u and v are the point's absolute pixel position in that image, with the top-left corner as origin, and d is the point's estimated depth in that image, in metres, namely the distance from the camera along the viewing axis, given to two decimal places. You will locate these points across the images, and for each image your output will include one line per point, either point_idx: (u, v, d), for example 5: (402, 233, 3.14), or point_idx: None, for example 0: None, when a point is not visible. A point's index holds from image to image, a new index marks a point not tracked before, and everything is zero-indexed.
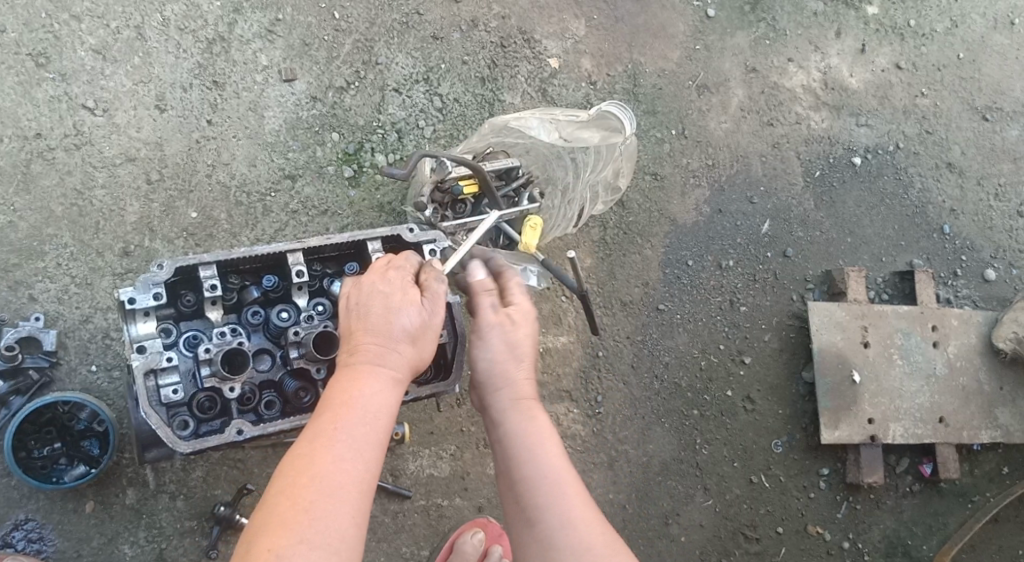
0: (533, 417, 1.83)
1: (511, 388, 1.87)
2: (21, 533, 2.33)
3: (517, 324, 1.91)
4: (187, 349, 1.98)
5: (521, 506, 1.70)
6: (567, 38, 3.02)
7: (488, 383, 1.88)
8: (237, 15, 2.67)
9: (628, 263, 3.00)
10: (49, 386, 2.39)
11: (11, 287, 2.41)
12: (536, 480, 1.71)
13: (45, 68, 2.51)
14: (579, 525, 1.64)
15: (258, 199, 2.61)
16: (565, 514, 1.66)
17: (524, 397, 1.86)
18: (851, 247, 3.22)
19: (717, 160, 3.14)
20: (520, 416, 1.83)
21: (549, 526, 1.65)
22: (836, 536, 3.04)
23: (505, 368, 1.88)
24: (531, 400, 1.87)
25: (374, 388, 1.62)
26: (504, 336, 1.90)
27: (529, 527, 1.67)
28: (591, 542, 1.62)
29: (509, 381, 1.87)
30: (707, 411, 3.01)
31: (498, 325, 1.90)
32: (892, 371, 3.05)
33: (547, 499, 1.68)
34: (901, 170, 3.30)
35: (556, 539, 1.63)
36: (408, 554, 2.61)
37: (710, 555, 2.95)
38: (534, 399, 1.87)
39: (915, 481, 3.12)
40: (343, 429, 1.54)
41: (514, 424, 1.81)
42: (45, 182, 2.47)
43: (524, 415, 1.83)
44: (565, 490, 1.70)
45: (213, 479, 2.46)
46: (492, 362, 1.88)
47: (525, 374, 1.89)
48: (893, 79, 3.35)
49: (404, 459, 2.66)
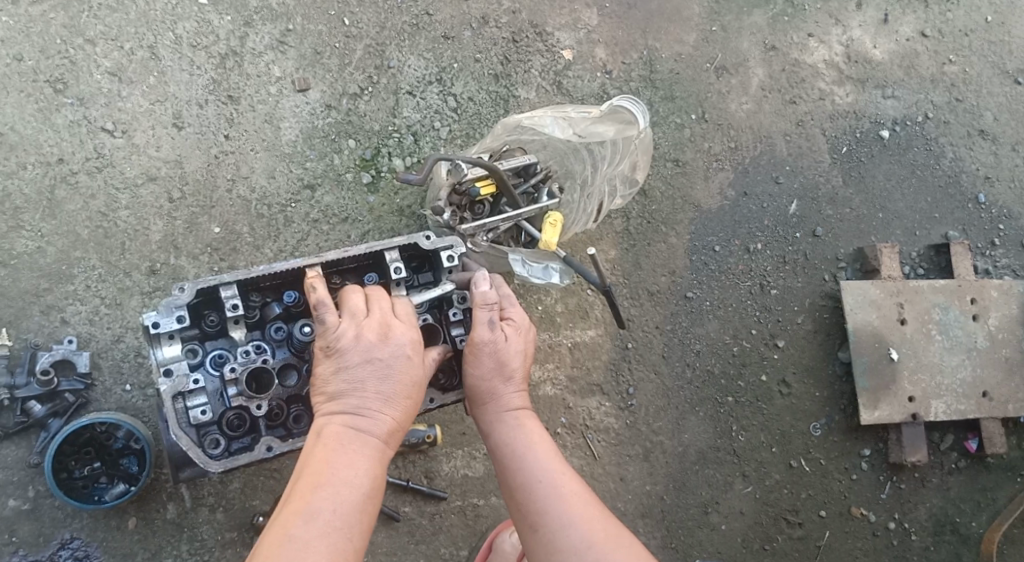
0: (526, 428, 1.98)
1: (506, 405, 2.00)
2: (68, 552, 2.38)
3: (515, 342, 2.02)
4: (214, 368, 2.02)
5: (525, 512, 1.84)
6: (580, 28, 2.98)
7: (483, 400, 2.00)
8: (248, 28, 2.68)
9: (654, 252, 2.96)
10: (86, 407, 2.43)
11: (44, 311, 2.46)
12: (534, 489, 1.86)
13: (62, 94, 2.54)
14: (579, 523, 1.77)
15: (279, 211, 2.63)
16: (562, 513, 1.80)
17: (518, 410, 2.01)
18: (882, 222, 3.14)
19: (739, 142, 3.09)
20: (515, 428, 1.97)
21: (551, 528, 1.79)
22: (881, 517, 2.98)
23: (499, 386, 2.00)
24: (524, 412, 2.01)
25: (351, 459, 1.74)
26: (505, 355, 2.00)
27: (533, 531, 1.81)
28: (591, 537, 1.75)
29: (503, 399, 2.00)
30: (742, 397, 2.97)
31: (502, 344, 1.99)
32: (932, 348, 2.97)
33: (547, 504, 1.82)
34: (931, 140, 3.21)
35: (558, 537, 1.77)
36: (447, 554, 2.62)
37: (752, 543, 2.91)
38: (526, 411, 2.02)
39: (961, 457, 3.04)
40: (320, 496, 1.65)
41: (511, 439, 1.95)
42: (70, 207, 2.51)
43: (519, 430, 1.97)
44: (561, 494, 1.83)
45: (250, 490, 2.49)
46: (484, 378, 1.98)
47: (517, 389, 2.02)
48: (918, 48, 3.26)
49: (438, 461, 2.66)
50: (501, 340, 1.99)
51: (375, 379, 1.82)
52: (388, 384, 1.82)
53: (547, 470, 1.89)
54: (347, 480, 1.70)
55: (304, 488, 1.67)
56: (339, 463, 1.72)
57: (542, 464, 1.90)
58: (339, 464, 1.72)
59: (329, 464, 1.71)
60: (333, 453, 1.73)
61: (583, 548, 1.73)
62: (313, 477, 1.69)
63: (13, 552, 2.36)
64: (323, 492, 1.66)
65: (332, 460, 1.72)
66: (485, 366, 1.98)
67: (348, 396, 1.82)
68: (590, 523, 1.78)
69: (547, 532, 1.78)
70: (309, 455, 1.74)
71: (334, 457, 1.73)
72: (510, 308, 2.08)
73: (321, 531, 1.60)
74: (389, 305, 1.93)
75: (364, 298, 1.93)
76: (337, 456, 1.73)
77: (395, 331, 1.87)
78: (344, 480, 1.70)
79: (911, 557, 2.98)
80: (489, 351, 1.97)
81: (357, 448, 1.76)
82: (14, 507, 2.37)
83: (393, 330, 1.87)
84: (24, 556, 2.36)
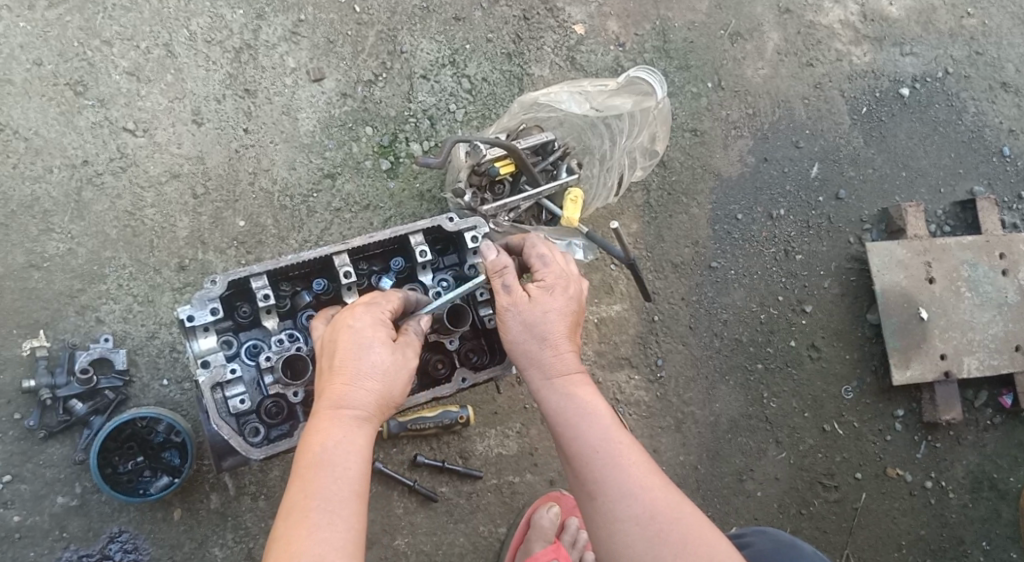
0: (577, 393, 1.91)
1: (553, 370, 1.94)
2: (117, 545, 2.43)
3: (551, 304, 1.96)
4: (250, 358, 2.05)
5: (582, 481, 1.80)
6: (590, 2, 2.96)
7: (528, 364, 1.95)
8: (261, 21, 2.69)
9: (676, 223, 2.95)
10: (125, 403, 2.47)
11: (79, 312, 2.49)
12: (590, 459, 1.80)
13: (83, 96, 2.57)
14: (639, 495, 1.75)
15: (302, 201, 2.65)
16: (619, 483, 1.76)
17: (563, 375, 1.94)
18: (906, 181, 3.10)
19: (758, 108, 3.05)
20: (564, 394, 1.91)
21: (609, 502, 1.76)
22: (918, 476, 2.97)
23: (541, 351, 1.94)
24: (573, 373, 1.94)
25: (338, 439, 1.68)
26: (538, 319, 1.95)
27: (592, 499, 1.79)
28: (651, 508, 1.73)
29: (551, 364, 1.93)
30: (772, 363, 2.96)
31: (529, 306, 1.96)
32: (962, 305, 2.94)
33: (604, 474, 1.78)
34: (952, 95, 3.16)
35: (617, 509, 1.74)
36: (485, 533, 2.64)
37: (789, 508, 2.92)
38: (577, 373, 1.95)
39: (996, 414, 3.02)
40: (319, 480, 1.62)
41: (561, 407, 1.89)
42: (98, 208, 2.54)
43: (568, 396, 1.91)
44: (618, 465, 1.79)
45: (290, 477, 2.53)
46: (523, 341, 1.95)
47: (563, 351, 1.95)
48: (936, 2, 3.21)
49: (472, 441, 2.68)
50: (528, 304, 1.96)
51: (347, 358, 1.77)
52: (357, 361, 1.77)
53: (600, 439, 1.83)
54: (339, 457, 1.66)
55: (300, 473, 1.63)
56: (328, 441, 1.67)
57: (595, 433, 1.84)
58: (329, 440, 1.67)
59: (319, 444, 1.67)
60: (320, 433, 1.69)
61: (645, 520, 1.72)
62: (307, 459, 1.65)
63: (64, 547, 2.41)
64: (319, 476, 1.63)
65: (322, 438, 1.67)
66: (516, 332, 1.95)
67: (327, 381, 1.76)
68: (650, 492, 1.75)
69: (607, 503, 1.76)
70: (301, 443, 1.70)
71: (324, 435, 1.68)
72: (540, 269, 2.04)
73: (318, 513, 1.57)
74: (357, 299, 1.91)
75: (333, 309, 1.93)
76: (328, 434, 1.68)
77: (348, 316, 1.83)
78: (335, 458, 1.65)
79: (949, 515, 2.96)
80: (516, 315, 1.96)
81: (345, 424, 1.71)
82: (62, 504, 2.42)
83: (350, 315, 1.83)
84: (75, 550, 2.42)
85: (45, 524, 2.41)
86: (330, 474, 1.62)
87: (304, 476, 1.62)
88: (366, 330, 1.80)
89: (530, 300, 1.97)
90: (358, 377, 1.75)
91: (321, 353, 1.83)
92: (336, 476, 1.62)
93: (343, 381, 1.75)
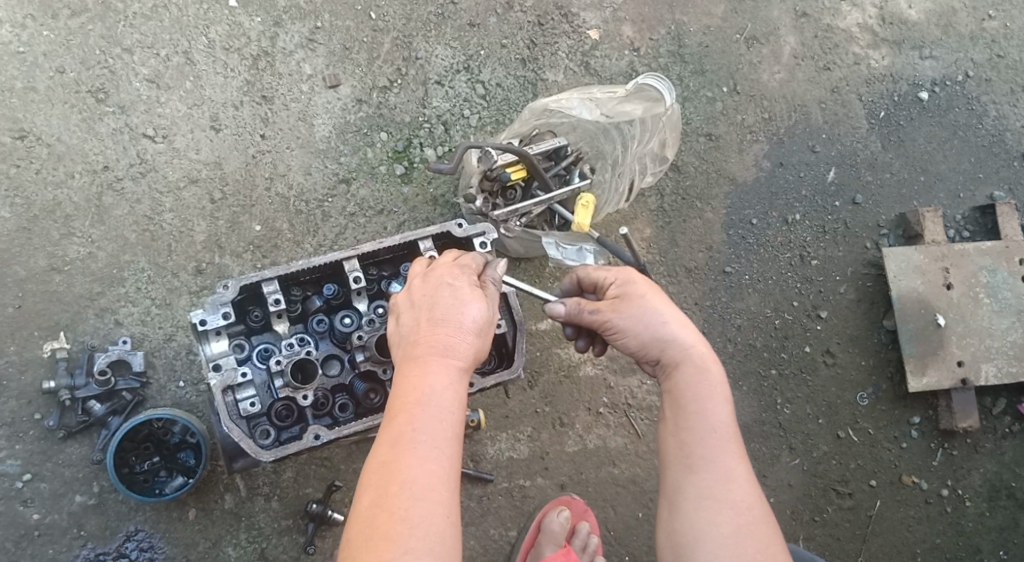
0: (708, 370, 1.86)
1: (681, 348, 1.89)
2: (133, 544, 2.48)
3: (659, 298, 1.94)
4: (261, 361, 2.09)
5: (690, 461, 1.77)
6: (605, 7, 2.97)
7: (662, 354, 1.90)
8: (278, 29, 2.74)
9: (690, 228, 2.94)
10: (142, 404, 2.52)
11: (98, 314, 2.55)
12: (710, 435, 1.78)
13: (104, 103, 2.62)
14: (735, 483, 1.73)
15: (317, 206, 2.68)
16: (717, 464, 1.75)
17: (699, 349, 1.89)
18: (925, 186, 3.08)
19: (774, 112, 3.05)
20: (694, 370, 1.86)
21: (712, 479, 1.74)
22: (933, 484, 2.94)
23: (669, 331, 1.90)
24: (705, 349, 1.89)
25: (439, 379, 1.70)
26: (652, 309, 1.92)
27: (693, 475, 1.75)
28: (746, 499, 1.71)
29: (681, 345, 1.89)
30: (786, 369, 2.95)
31: (638, 306, 1.92)
32: (980, 311, 2.92)
33: (714, 451, 1.76)
34: (972, 99, 3.14)
35: (721, 491, 1.72)
36: (496, 536, 2.66)
37: (802, 515, 2.90)
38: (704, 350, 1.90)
39: (1015, 421, 2.99)
40: (419, 421, 1.62)
41: (688, 379, 1.85)
42: (117, 213, 2.59)
43: (695, 370, 1.86)
44: (727, 445, 1.77)
45: (303, 479, 2.57)
46: (646, 338, 1.92)
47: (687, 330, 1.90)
48: (956, 5, 3.18)
49: (483, 445, 2.70)
50: (629, 303, 1.94)
51: (441, 306, 1.80)
52: (455, 310, 1.79)
53: (720, 416, 1.80)
54: (440, 397, 1.67)
55: (400, 409, 1.65)
56: (428, 381, 1.69)
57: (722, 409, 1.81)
58: (428, 380, 1.69)
59: (416, 383, 1.68)
60: (418, 372, 1.70)
61: (743, 509, 1.70)
62: (408, 397, 1.66)
63: (82, 545, 2.46)
64: (420, 413, 1.64)
65: (421, 377, 1.69)
66: (638, 331, 1.91)
67: (417, 324, 1.79)
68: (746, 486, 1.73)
69: (704, 478, 1.74)
70: (397, 381, 1.72)
71: (423, 372, 1.70)
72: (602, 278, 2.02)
73: (426, 446, 1.60)
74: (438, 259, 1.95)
75: (417, 263, 1.98)
76: (425, 373, 1.70)
77: (441, 273, 1.87)
78: (435, 396, 1.67)
79: (966, 523, 2.94)
80: (637, 319, 1.92)
81: (445, 364, 1.72)
82: (80, 503, 2.47)
83: (441, 270, 1.88)
84: (93, 548, 2.46)
85: (64, 522, 2.46)
86: (433, 417, 1.64)
87: (404, 411, 1.64)
88: (459, 286, 1.84)
89: (627, 301, 1.94)
90: (456, 326, 1.78)
91: (408, 302, 1.85)
92: (436, 415, 1.64)
93: (437, 324, 1.77)
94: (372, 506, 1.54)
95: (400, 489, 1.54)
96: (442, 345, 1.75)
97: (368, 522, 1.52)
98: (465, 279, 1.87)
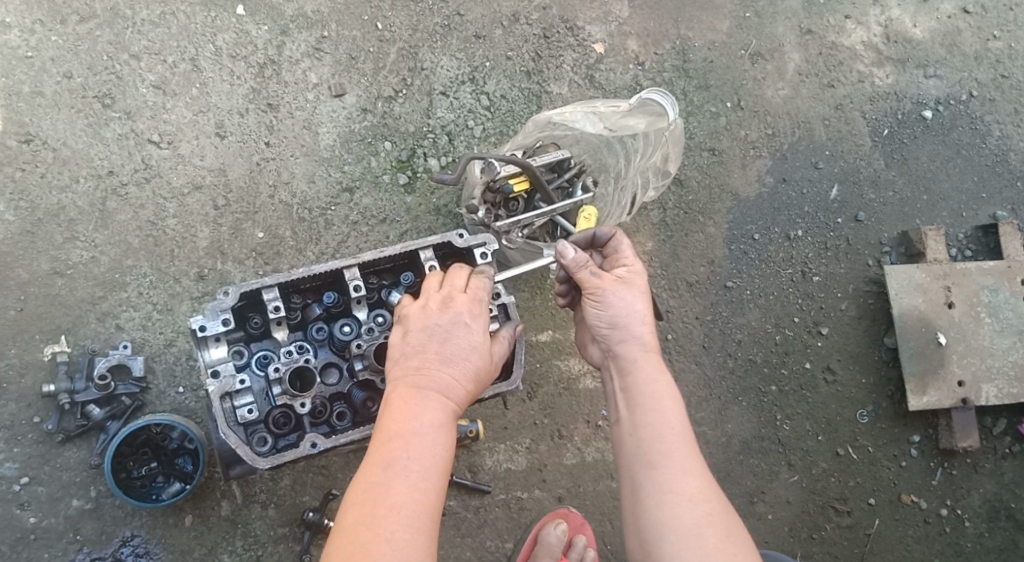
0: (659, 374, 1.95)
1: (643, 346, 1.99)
2: (129, 549, 2.48)
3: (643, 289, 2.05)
4: (259, 368, 2.08)
5: (643, 453, 1.82)
6: (611, 21, 2.98)
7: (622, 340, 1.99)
8: (285, 37, 2.75)
9: (692, 243, 2.95)
10: (141, 409, 2.52)
11: (99, 318, 2.55)
12: (664, 431, 1.84)
13: (111, 108, 2.64)
14: (695, 479, 1.78)
15: (320, 214, 2.69)
16: (675, 461, 1.80)
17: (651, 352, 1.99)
18: (927, 205, 3.08)
19: (777, 128, 3.05)
20: (650, 370, 1.95)
21: (674, 472, 1.79)
22: (933, 504, 2.93)
23: (638, 326, 1.99)
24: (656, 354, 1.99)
25: (432, 411, 1.74)
26: (633, 299, 2.01)
27: (652, 471, 1.80)
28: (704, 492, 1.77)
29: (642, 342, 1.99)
30: (786, 386, 2.94)
31: (622, 289, 2.01)
32: (981, 331, 2.91)
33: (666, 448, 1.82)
34: (976, 118, 3.14)
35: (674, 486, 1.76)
36: (492, 547, 2.65)
37: (800, 532, 2.89)
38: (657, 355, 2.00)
39: (1015, 442, 2.98)
40: (411, 448, 1.66)
41: (644, 378, 1.94)
42: (121, 218, 2.60)
43: (652, 370, 1.95)
44: (684, 442, 1.83)
45: (300, 486, 2.56)
46: (611, 321, 2.00)
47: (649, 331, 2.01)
48: (961, 25, 3.19)
49: (481, 455, 2.69)
50: (620, 285, 2.02)
51: (449, 342, 1.84)
52: (456, 342, 1.84)
53: (676, 414, 1.88)
54: (431, 428, 1.72)
55: (393, 434, 1.68)
56: (421, 411, 1.73)
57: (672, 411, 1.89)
58: (421, 410, 1.73)
59: (409, 413, 1.72)
60: (413, 402, 1.74)
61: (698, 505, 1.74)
62: (401, 424, 1.70)
63: (77, 549, 2.46)
64: (413, 441, 1.67)
65: (415, 407, 1.73)
66: (615, 310, 2.00)
67: (421, 353, 1.82)
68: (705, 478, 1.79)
69: (664, 473, 1.78)
70: (387, 407, 1.75)
71: (417, 402, 1.74)
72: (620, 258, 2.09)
73: (416, 472, 1.63)
74: (459, 279, 1.94)
75: (435, 277, 1.97)
76: (419, 404, 1.74)
77: (450, 299, 1.89)
78: (427, 427, 1.71)
79: (964, 544, 2.92)
80: (619, 300, 2.00)
81: (439, 397, 1.77)
82: (76, 507, 2.47)
83: (460, 301, 1.89)
84: (88, 552, 2.46)
85: (60, 526, 2.46)
86: (425, 445, 1.68)
87: (395, 436, 1.68)
88: (465, 316, 1.87)
89: (625, 280, 2.04)
90: (454, 359, 1.82)
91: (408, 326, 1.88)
92: (428, 444, 1.68)
93: (441, 360, 1.82)
94: (357, 523, 1.55)
95: (387, 510, 1.56)
96: (438, 376, 1.79)
97: (351, 537, 1.53)
98: (473, 307, 1.90)
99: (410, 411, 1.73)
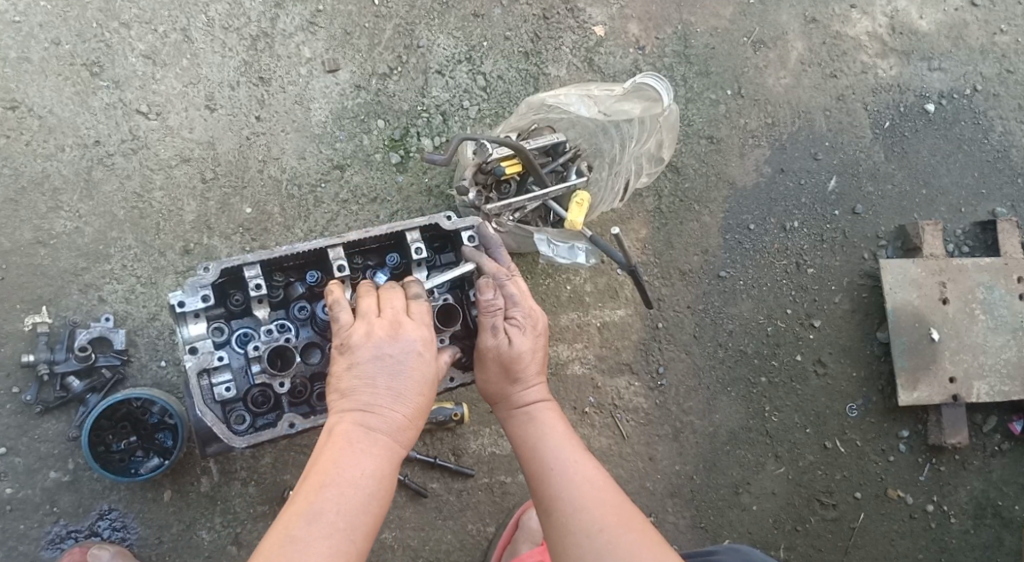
0: (545, 424, 2.02)
1: (519, 402, 2.06)
2: (107, 522, 2.47)
3: (523, 339, 2.05)
4: (239, 346, 2.06)
5: (538, 498, 1.89)
6: (612, 4, 2.93)
7: (502, 400, 2.07)
8: (279, 10, 2.71)
9: (686, 231, 2.91)
10: (122, 382, 2.50)
11: (82, 290, 2.52)
12: (547, 476, 1.90)
13: (98, 77, 2.59)
14: (591, 507, 1.82)
15: (309, 191, 2.66)
16: (568, 500, 1.84)
17: (541, 406, 2.06)
18: (926, 199, 3.05)
19: (777, 118, 3.01)
20: (535, 425, 2.02)
21: (566, 510, 1.83)
22: (919, 499, 2.92)
23: (515, 387, 2.06)
24: (545, 407, 2.06)
25: (354, 461, 1.74)
26: (513, 354, 2.04)
27: (546, 514, 1.86)
28: (602, 520, 1.79)
29: (520, 394, 2.06)
30: (776, 377, 2.92)
31: (506, 349, 2.03)
32: (975, 327, 2.89)
33: (558, 484, 1.87)
34: (980, 113, 3.10)
35: (570, 518, 1.82)
36: (474, 530, 2.64)
37: (783, 525, 2.88)
38: (546, 410, 2.06)
39: (1005, 440, 2.96)
40: (324, 499, 1.66)
41: (525, 433, 2.01)
42: (107, 188, 2.57)
43: (534, 423, 2.02)
44: (574, 478, 1.88)
45: (282, 465, 2.55)
46: (489, 383, 2.08)
47: (532, 388, 2.07)
48: (968, 18, 3.15)
49: (465, 439, 2.68)
50: (504, 343, 2.04)
51: (363, 381, 1.84)
52: (397, 380, 1.85)
53: (564, 455, 1.94)
54: (351, 477, 1.72)
55: (313, 481, 1.70)
56: (343, 459, 1.74)
57: (562, 452, 1.95)
58: (345, 459, 1.74)
59: (336, 460, 1.73)
60: (338, 450, 1.75)
61: (594, 531, 1.78)
62: (322, 473, 1.71)
63: (54, 521, 2.45)
64: (329, 492, 1.68)
65: (338, 459, 1.74)
66: (489, 372, 2.07)
67: (344, 403, 1.84)
68: (595, 507, 1.82)
69: (559, 514, 1.83)
70: (317, 453, 1.77)
71: (341, 450, 1.75)
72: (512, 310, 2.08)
73: (324, 530, 1.63)
74: (397, 300, 1.94)
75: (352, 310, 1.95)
76: (345, 454, 1.75)
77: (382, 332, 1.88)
78: (347, 479, 1.71)
79: (949, 540, 2.91)
80: (493, 356, 2.04)
81: (366, 444, 1.78)
82: (55, 479, 2.46)
83: (360, 334, 1.88)
84: (65, 525, 2.45)
85: (37, 498, 2.45)
86: (341, 497, 1.68)
87: (309, 495, 1.67)
88: (398, 347, 1.87)
89: (508, 340, 2.04)
90: (388, 398, 1.83)
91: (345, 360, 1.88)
92: (346, 494, 1.69)
93: (364, 408, 1.82)
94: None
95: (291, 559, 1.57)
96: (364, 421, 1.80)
97: None
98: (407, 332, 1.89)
99: (332, 459, 1.73)
